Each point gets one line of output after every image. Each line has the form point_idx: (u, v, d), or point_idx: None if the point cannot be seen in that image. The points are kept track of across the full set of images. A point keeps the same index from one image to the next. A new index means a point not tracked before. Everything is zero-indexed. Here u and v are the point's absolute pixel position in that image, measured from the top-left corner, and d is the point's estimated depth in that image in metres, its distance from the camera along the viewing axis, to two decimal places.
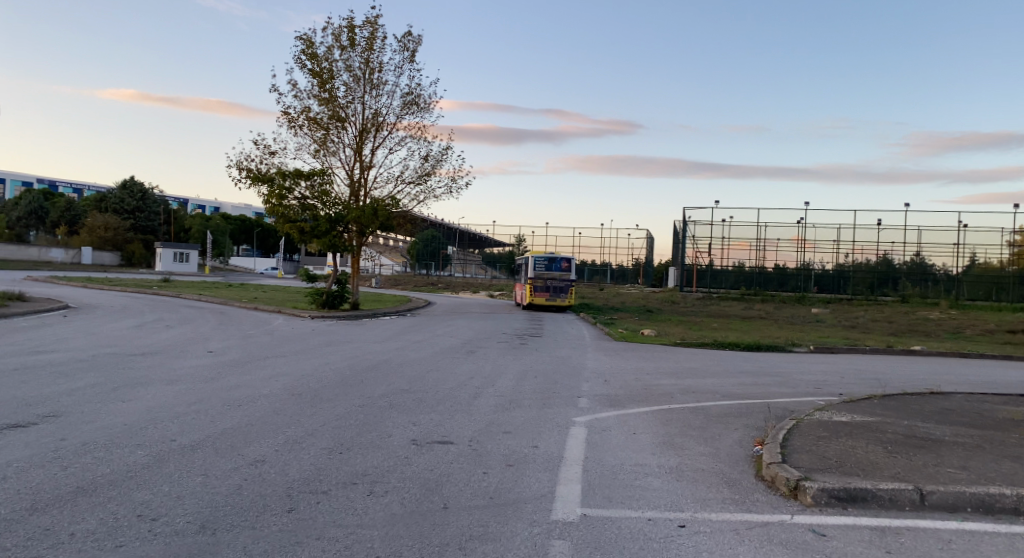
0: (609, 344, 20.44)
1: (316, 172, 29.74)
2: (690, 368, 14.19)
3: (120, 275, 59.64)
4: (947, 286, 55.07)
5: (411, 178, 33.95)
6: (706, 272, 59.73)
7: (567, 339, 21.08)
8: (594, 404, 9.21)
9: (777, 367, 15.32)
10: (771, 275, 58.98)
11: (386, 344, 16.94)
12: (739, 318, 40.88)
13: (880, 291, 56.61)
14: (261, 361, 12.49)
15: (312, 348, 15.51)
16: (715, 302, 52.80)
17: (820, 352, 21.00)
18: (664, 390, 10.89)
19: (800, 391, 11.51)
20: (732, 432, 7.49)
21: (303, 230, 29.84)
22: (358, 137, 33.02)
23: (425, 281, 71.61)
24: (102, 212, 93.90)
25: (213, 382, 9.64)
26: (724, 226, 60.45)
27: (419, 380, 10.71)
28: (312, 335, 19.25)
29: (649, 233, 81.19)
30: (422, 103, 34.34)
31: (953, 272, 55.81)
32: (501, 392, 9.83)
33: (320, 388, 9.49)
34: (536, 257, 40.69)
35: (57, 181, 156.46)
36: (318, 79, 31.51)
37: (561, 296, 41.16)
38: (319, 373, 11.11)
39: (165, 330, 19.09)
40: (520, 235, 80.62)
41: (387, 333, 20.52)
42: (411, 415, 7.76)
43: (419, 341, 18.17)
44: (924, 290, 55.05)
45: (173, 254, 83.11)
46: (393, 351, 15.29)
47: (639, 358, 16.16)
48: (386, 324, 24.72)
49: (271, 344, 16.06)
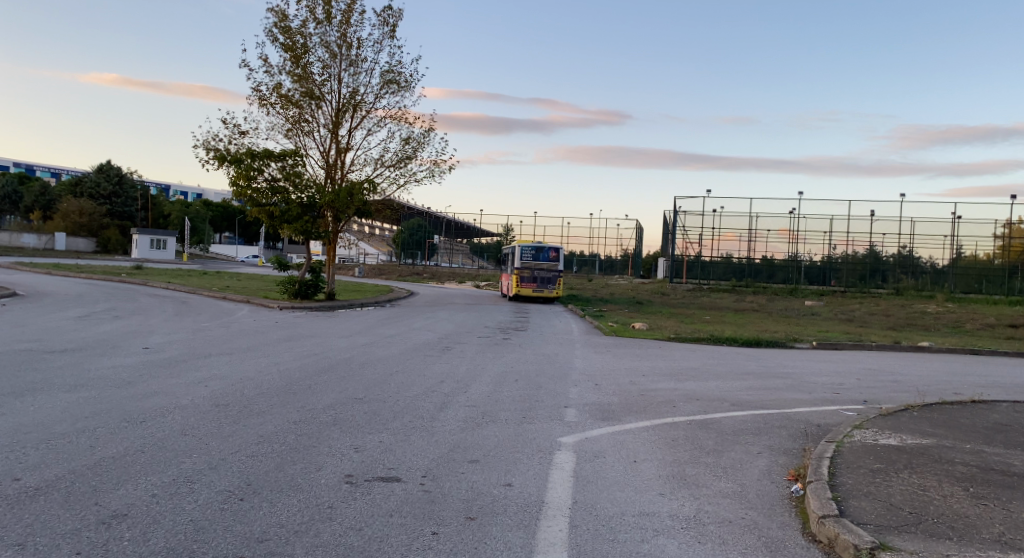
0: (599, 339, 18.96)
1: (287, 153, 28.00)
2: (691, 368, 12.69)
3: (92, 262, 57.34)
4: (935, 278, 54.21)
5: (390, 161, 32.30)
6: (696, 264, 58.51)
7: (554, 334, 19.55)
8: (583, 416, 7.67)
9: (784, 367, 13.88)
10: (760, 267, 57.88)
11: (355, 339, 15.34)
12: (731, 311, 39.64)
13: (869, 283, 55.45)
14: (201, 360, 10.86)
15: (270, 344, 13.90)
16: (706, 294, 51.52)
17: (823, 349, 19.64)
18: (664, 397, 9.39)
19: (819, 399, 10.04)
20: (756, 461, 5.98)
21: (273, 214, 28.16)
22: (334, 117, 31.26)
23: (409, 270, 69.91)
24: (78, 197, 91.15)
25: (127, 387, 8.05)
26: (715, 216, 58.94)
27: (378, 385, 9.13)
28: (276, 328, 17.62)
29: (639, 224, 79.84)
30: (403, 82, 32.59)
31: (940, 264, 54.60)
32: (474, 401, 8.28)
33: (254, 397, 7.89)
34: (523, 246, 39.16)
35: (34, 165, 152.72)
36: (292, 54, 29.66)
37: (549, 287, 39.66)
38: (263, 376, 9.49)
39: (113, 321, 17.37)
40: (507, 225, 78.96)
41: (359, 326, 18.91)
42: (355, 437, 6.20)
43: (392, 335, 16.57)
44: (914, 282, 54.16)
45: (151, 241, 80.83)
46: (360, 348, 13.70)
47: (633, 357, 14.66)
48: (361, 316, 23.12)
49: (223, 338, 14.41)
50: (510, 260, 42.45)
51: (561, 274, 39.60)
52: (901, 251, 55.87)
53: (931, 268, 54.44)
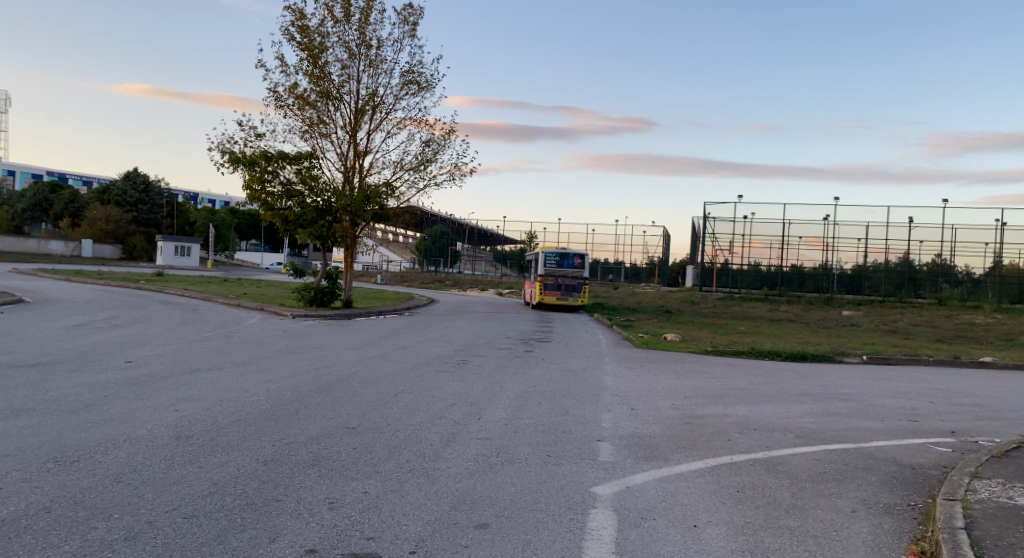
0: (629, 352, 17.48)
1: (303, 156, 27.04)
2: (738, 390, 11.20)
3: (116, 269, 57.32)
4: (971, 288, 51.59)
5: (410, 164, 31.24)
6: (727, 272, 56.63)
7: (581, 346, 18.13)
8: (622, 455, 6.28)
9: (842, 388, 12.29)
10: (790, 275, 55.90)
11: (365, 351, 14.11)
12: (766, 321, 37.82)
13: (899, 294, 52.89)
14: (186, 376, 9.65)
15: (271, 355, 12.72)
16: (737, 303, 49.61)
17: (877, 365, 17.93)
18: (714, 428, 7.97)
19: (897, 430, 8.52)
20: (856, 528, 4.53)
21: (287, 218, 27.20)
22: (352, 119, 30.30)
23: (432, 278, 69.00)
24: (106, 204, 92.02)
25: (82, 411, 6.82)
26: (746, 222, 57.12)
27: (377, 410, 7.81)
28: (283, 338, 16.46)
29: (665, 231, 78.03)
30: (424, 83, 31.53)
31: (976, 274, 52.00)
32: (488, 432, 6.92)
33: (229, 425, 6.63)
34: (546, 252, 37.81)
35: (68, 174, 155.52)
36: (309, 54, 28.75)
37: (574, 295, 38.22)
38: (250, 397, 8.24)
39: (114, 329, 16.40)
40: (531, 231, 77.64)
41: (372, 336, 17.70)
42: (335, 486, 4.89)
43: (406, 347, 15.31)
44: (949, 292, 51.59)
45: (176, 247, 81.10)
46: (368, 361, 12.45)
47: (669, 373, 13.21)
48: (376, 326, 21.92)
49: (222, 349, 13.28)
50: (533, 267, 41.15)
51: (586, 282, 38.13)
52: (939, 259, 53.20)
53: (971, 278, 51.66)
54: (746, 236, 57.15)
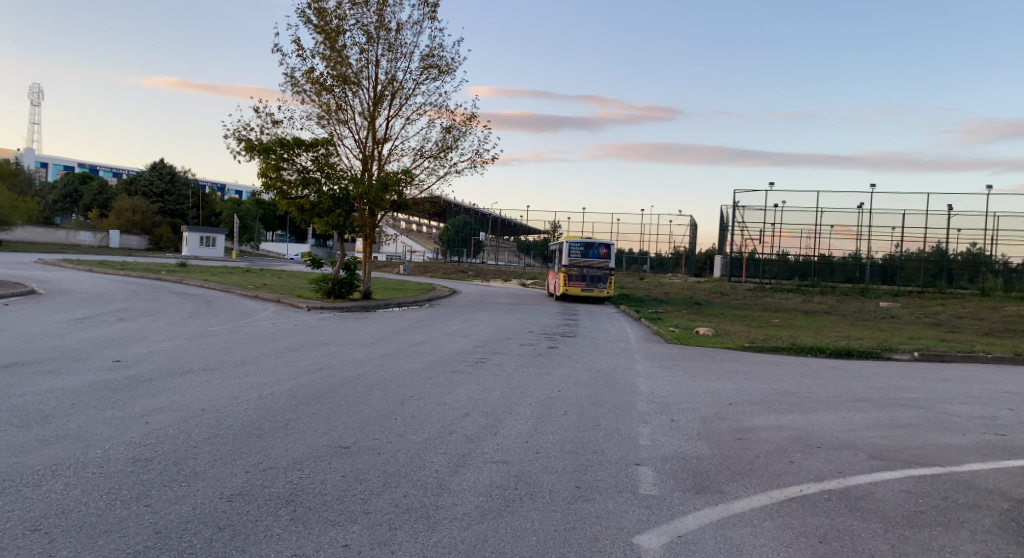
0: (662, 348, 16.26)
1: (319, 142, 26.14)
2: (788, 395, 9.99)
3: (140, 259, 57.57)
4: (1007, 277, 48.89)
5: (430, 151, 30.19)
6: (757, 262, 54.86)
7: (608, 342, 16.99)
8: (667, 486, 5.18)
9: (905, 391, 10.99)
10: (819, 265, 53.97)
11: (378, 347, 13.16)
12: (800, 313, 36.22)
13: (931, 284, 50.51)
14: (175, 377, 8.73)
15: (277, 352, 11.81)
16: (769, 295, 47.91)
17: (933, 363, 16.47)
18: (770, 445, 6.81)
19: (987, 447, 7.25)
20: None
21: (303, 207, 26.36)
22: (371, 104, 29.31)
23: (455, 268, 68.16)
24: (132, 195, 92.91)
25: (37, 424, 5.88)
26: (777, 211, 55.34)
27: (379, 422, 6.80)
28: (294, 332, 15.57)
29: (692, 221, 76.46)
30: (445, 66, 30.41)
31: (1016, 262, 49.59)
32: (505, 453, 5.86)
33: (202, 443, 5.65)
34: (571, 242, 36.62)
35: (97, 165, 157.64)
36: (326, 37, 27.79)
37: (599, 286, 36.99)
38: (237, 405, 7.27)
39: (118, 322, 15.66)
40: (555, 221, 76.43)
41: (388, 330, 16.73)
42: (308, 538, 3.85)
43: (422, 343, 14.32)
44: (984, 282, 49.17)
45: (201, 238, 81.58)
46: (379, 360, 11.47)
47: (708, 374, 12.03)
48: (393, 319, 21.01)
49: (226, 345, 12.40)
50: (557, 257, 40.00)
51: (612, 272, 36.87)
52: (975, 248, 50.72)
53: (1011, 268, 49.14)
54: (777, 225, 55.37)
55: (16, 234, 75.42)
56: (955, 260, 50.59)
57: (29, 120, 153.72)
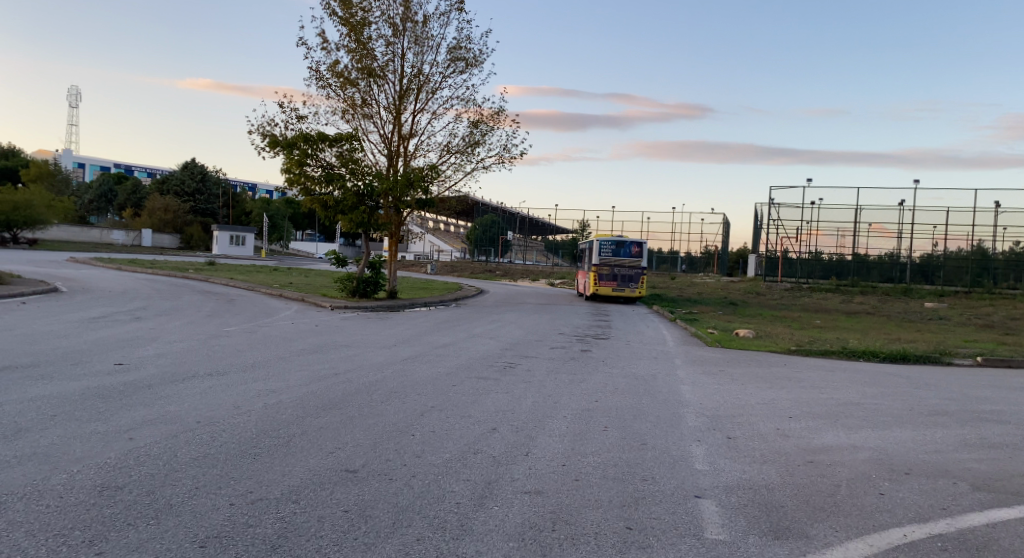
0: (702, 352, 15.20)
1: (344, 137, 25.50)
2: (854, 408, 8.89)
3: (170, 258, 57.88)
4: None
5: (456, 147, 29.39)
6: (793, 262, 52.86)
7: (644, 345, 15.96)
8: (739, 529, 4.22)
9: (985, 403, 9.78)
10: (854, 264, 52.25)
11: (399, 350, 12.34)
12: (841, 314, 34.67)
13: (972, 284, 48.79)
14: (177, 383, 7.97)
15: (292, 354, 11.07)
16: (806, 295, 46.21)
17: (1000, 369, 15.11)
18: (850, 470, 5.80)
19: None
20: None
21: (326, 203, 25.71)
22: (396, 99, 28.62)
23: (482, 267, 67.41)
24: (165, 195, 94.09)
25: (3, 441, 5.13)
26: (814, 209, 53.52)
27: (394, 438, 5.95)
28: (314, 333, 14.85)
29: (724, 219, 74.68)
30: (472, 59, 29.58)
31: None
32: (539, 481, 4.96)
33: (186, 465, 4.85)
34: (601, 240, 35.56)
35: (134, 166, 160.60)
36: (351, 29, 27.16)
37: (630, 286, 35.89)
38: (236, 417, 6.47)
39: (135, 322, 15.12)
40: (584, 220, 75.30)
41: (412, 332, 15.89)
42: None
43: (447, 346, 13.47)
44: None
45: (231, 237, 82.21)
46: (400, 365, 10.62)
47: (757, 382, 10.98)
48: (418, 319, 20.22)
49: (239, 346, 11.70)
50: (587, 256, 38.98)
51: (643, 271, 35.74)
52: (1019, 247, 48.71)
53: None
54: (814, 223, 53.59)
55: (52, 233, 76.66)
56: (997, 259, 48.75)
57: (67, 121, 156.89)
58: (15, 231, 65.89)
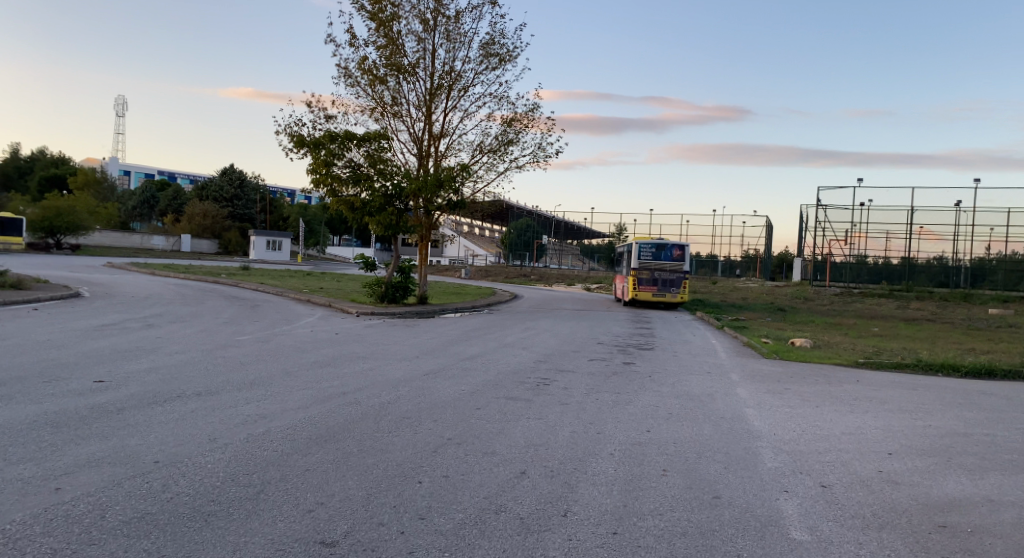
0: (760, 366, 13.57)
1: (372, 135, 24.45)
2: (965, 441, 7.25)
3: (207, 263, 57.71)
4: None
5: (488, 146, 28.16)
6: (841, 265, 50.81)
7: (694, 357, 14.38)
8: None
9: None
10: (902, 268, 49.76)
11: (421, 363, 11.06)
12: (900, 321, 32.38)
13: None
14: (154, 406, 6.81)
15: (301, 368, 9.91)
16: (858, 300, 43.78)
17: None
18: (1003, 542, 4.27)
19: None
20: None
21: (353, 205, 24.69)
22: (427, 97, 27.58)
23: (516, 271, 66.18)
24: (204, 200, 95.38)
25: None
26: (862, 209, 50.81)
27: (396, 490, 4.64)
28: (332, 342, 13.70)
29: (767, 222, 72.21)
30: (506, 55, 28.33)
31: None
32: None
33: (108, 534, 3.62)
34: (641, 243, 33.83)
35: (176, 173, 163.98)
36: (379, 24, 26.16)
37: (672, 291, 34.23)
38: (206, 454, 5.25)
39: (146, 329, 14.21)
40: (620, 223, 73.59)
41: (438, 342, 14.61)
42: None
43: (475, 358, 12.15)
44: None
45: (267, 242, 82.72)
46: (420, 382, 9.33)
47: (833, 403, 9.37)
48: (447, 327, 19.01)
49: (245, 358, 10.59)
50: (625, 260, 37.42)
51: (685, 276, 34.08)
52: None
53: None
54: (863, 226, 50.86)
55: (95, 238, 78.12)
56: None
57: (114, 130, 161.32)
58: (59, 237, 67.18)
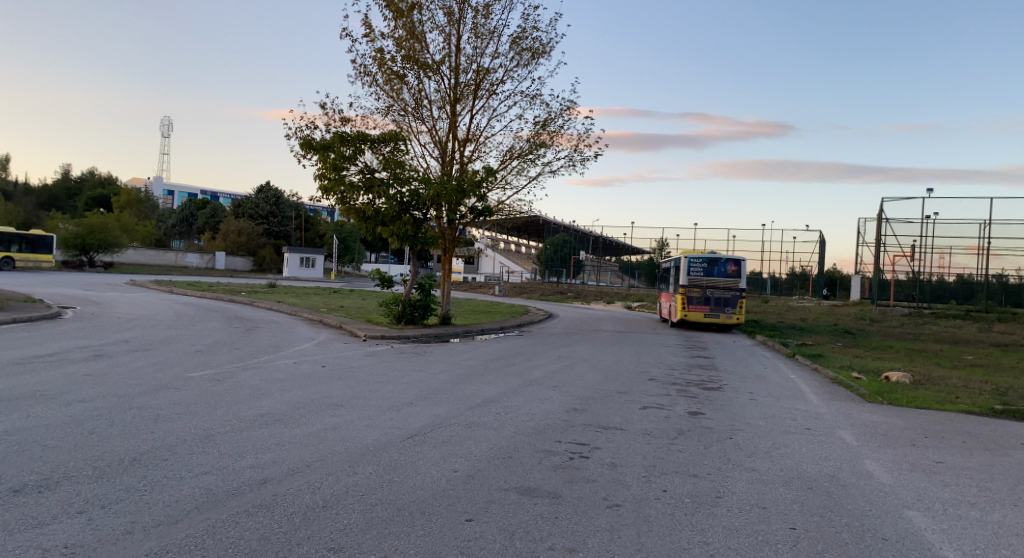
0: (870, 416, 10.12)
1: (387, 136, 21.81)
2: None
3: (232, 280, 56.35)
4: None
5: (519, 150, 25.31)
6: (904, 283, 46.20)
7: (778, 404, 10.98)
8: None
9: None
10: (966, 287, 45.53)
11: (411, 417, 8.03)
12: (993, 347, 28.01)
13: None
14: None
15: (235, 428, 6.95)
16: (932, 322, 39.42)
17: None
18: None
19: None
20: None
21: (365, 215, 21.95)
22: (451, 96, 24.89)
23: (553, 289, 63.00)
24: (240, 218, 95.14)
25: None
26: (929, 222, 46.00)
27: None
28: (312, 378, 10.80)
29: (820, 238, 67.96)
30: (541, 49, 25.51)
31: None
32: None
33: None
34: (690, 257, 30.56)
35: (218, 192, 166.95)
36: (398, 15, 23.64)
37: (727, 311, 30.64)
38: None
39: (90, 360, 11.54)
40: (662, 238, 70.04)
41: (446, 378, 11.61)
42: None
43: (488, 406, 9.07)
44: None
45: (301, 259, 81.50)
46: (395, 455, 6.28)
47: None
48: (467, 355, 16.00)
49: (170, 408, 7.70)
50: (671, 279, 33.94)
51: (742, 294, 30.43)
52: None
53: None
54: (930, 241, 46.13)
55: (129, 256, 77.76)
56: None
57: (161, 150, 165.18)
58: (91, 254, 66.66)
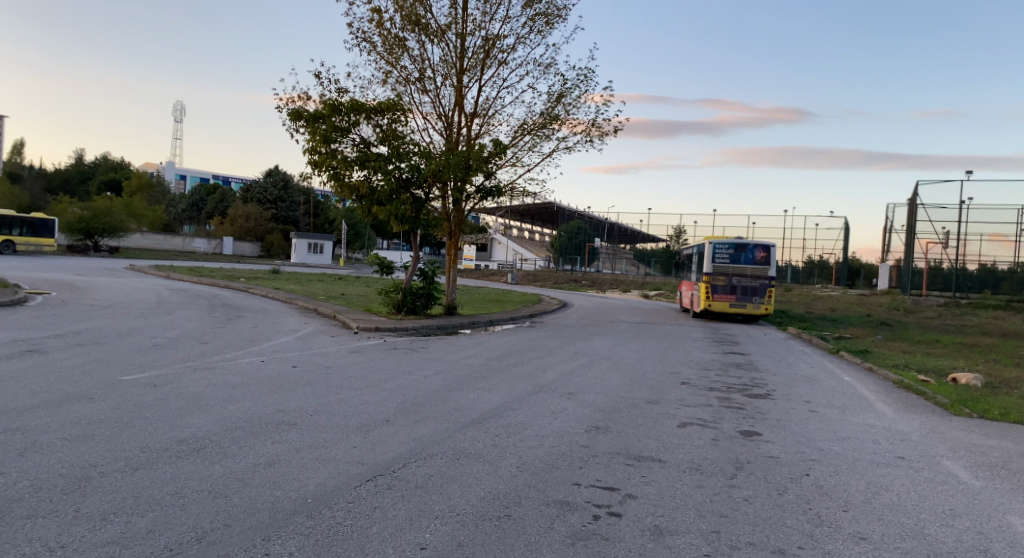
0: (970, 436, 7.98)
1: (385, 105, 19.77)
2: None
3: (237, 266, 54.75)
4: None
5: (531, 124, 23.17)
6: (938, 271, 43.44)
7: (846, 418, 8.87)
8: None
9: None
10: (1001, 275, 43.15)
11: (382, 446, 6.01)
12: None
13: None
14: None
15: (128, 463, 5.01)
16: (972, 313, 36.90)
17: None
18: None
19: None
20: None
21: (360, 193, 19.95)
22: (457, 66, 22.77)
23: (567, 277, 60.82)
24: (249, 202, 93.63)
25: None
26: (964, 208, 42.96)
27: None
28: (275, 383, 8.82)
29: (844, 225, 65.30)
30: (557, 15, 23.27)
31: None
32: None
33: None
34: (715, 243, 28.13)
35: (231, 177, 166.05)
36: None
37: (755, 301, 28.43)
38: None
39: (16, 358, 9.64)
40: (680, 225, 67.54)
41: (439, 382, 9.63)
42: None
43: (485, 426, 7.04)
44: None
45: (310, 245, 79.81)
46: (337, 516, 4.29)
47: None
48: (470, 350, 13.99)
49: (57, 430, 5.76)
50: (693, 267, 31.68)
51: (771, 283, 28.17)
52: None
53: None
54: (964, 227, 43.05)
55: (136, 240, 76.55)
56: None
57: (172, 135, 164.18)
58: (97, 239, 65.20)
